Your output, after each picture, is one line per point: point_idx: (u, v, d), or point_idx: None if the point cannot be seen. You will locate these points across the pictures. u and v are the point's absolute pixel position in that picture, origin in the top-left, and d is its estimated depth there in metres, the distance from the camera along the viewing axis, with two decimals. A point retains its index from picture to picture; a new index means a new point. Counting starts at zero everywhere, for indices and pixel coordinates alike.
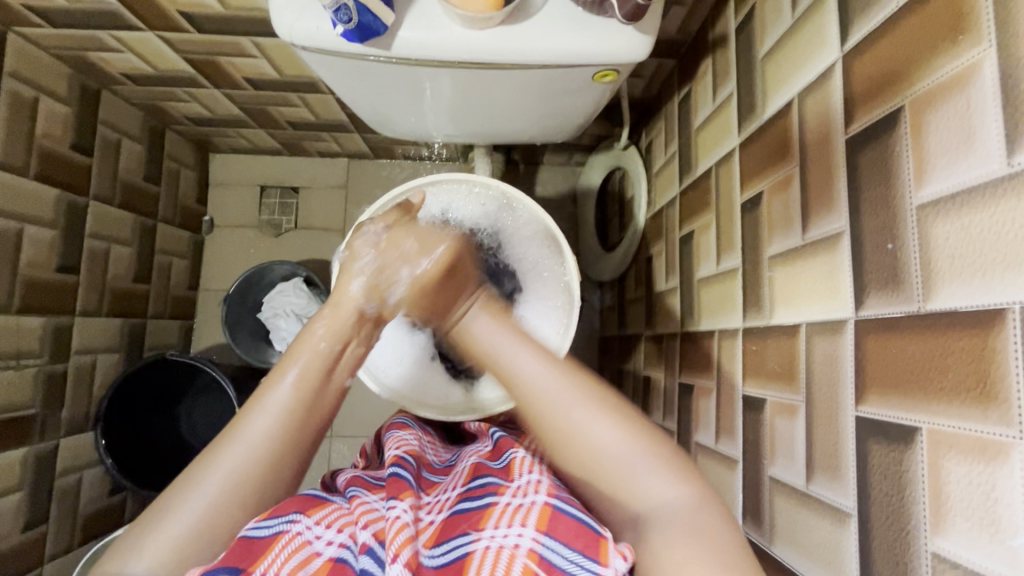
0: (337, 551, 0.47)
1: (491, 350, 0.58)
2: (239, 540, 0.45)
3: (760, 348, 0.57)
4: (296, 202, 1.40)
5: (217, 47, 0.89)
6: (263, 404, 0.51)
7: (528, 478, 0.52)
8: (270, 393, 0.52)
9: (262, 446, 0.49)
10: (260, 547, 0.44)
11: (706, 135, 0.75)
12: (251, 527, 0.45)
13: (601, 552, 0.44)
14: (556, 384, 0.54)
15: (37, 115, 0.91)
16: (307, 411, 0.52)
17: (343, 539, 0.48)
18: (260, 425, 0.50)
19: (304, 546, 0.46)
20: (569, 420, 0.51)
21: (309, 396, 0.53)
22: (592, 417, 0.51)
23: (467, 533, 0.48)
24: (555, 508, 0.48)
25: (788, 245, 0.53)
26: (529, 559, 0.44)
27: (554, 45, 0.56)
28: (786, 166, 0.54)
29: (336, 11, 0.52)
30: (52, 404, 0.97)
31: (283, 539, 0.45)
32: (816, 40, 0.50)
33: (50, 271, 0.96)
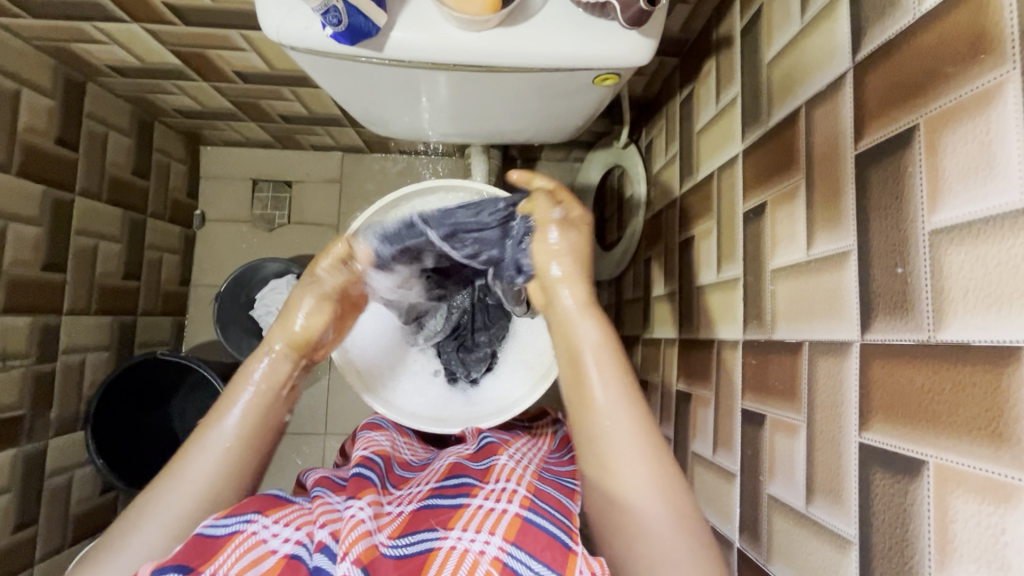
0: (292, 548, 0.47)
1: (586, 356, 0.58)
2: (194, 538, 0.46)
3: (760, 362, 0.56)
4: (290, 196, 1.37)
5: (205, 39, 0.86)
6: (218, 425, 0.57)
7: (503, 485, 0.54)
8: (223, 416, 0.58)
9: (213, 474, 0.55)
10: (217, 545, 0.46)
11: (709, 139, 0.73)
12: (207, 525, 0.47)
13: (567, 566, 0.47)
14: (635, 443, 0.52)
15: (19, 109, 0.88)
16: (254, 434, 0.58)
17: (300, 537, 0.48)
18: (207, 457, 0.55)
19: (258, 544, 0.46)
20: (632, 485, 0.51)
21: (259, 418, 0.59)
22: (654, 488, 0.50)
23: (435, 529, 0.50)
24: (525, 519, 0.50)
25: (792, 258, 0.51)
26: (491, 564, 0.45)
27: (552, 47, 0.53)
28: (791, 177, 0.52)
29: (329, 17, 0.49)
30: (41, 405, 0.95)
31: (238, 538, 0.47)
32: (825, 48, 0.48)
33: (36, 270, 0.93)
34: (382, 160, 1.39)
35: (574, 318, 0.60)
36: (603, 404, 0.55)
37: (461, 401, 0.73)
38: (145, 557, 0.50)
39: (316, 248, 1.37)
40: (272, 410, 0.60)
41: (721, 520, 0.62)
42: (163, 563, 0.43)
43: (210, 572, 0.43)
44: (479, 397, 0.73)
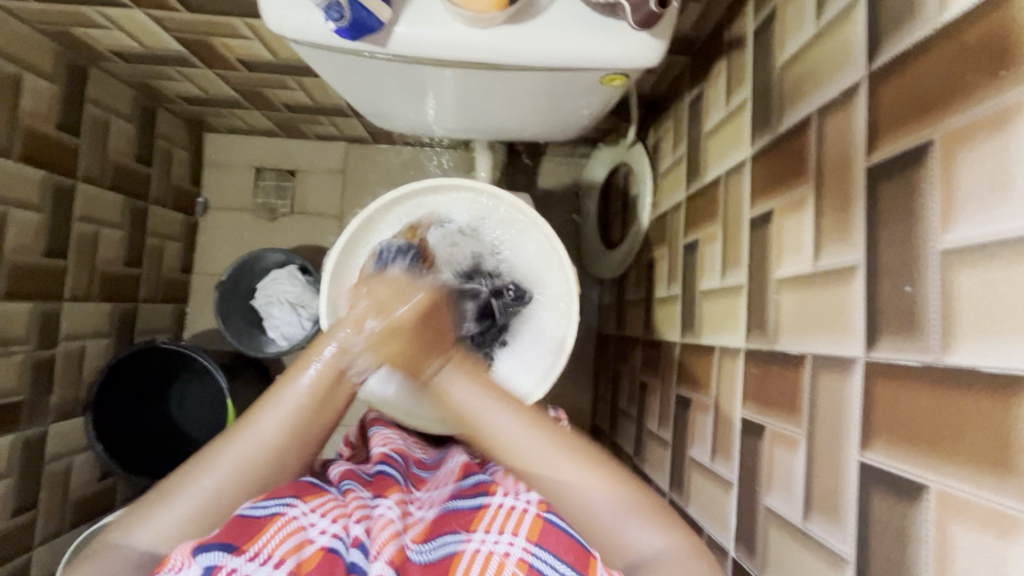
0: (329, 541, 0.47)
1: (467, 406, 0.53)
2: (234, 518, 0.46)
3: (761, 372, 0.56)
4: (293, 185, 1.36)
5: (208, 26, 0.85)
6: (277, 400, 0.52)
7: (523, 479, 0.53)
8: (286, 387, 0.53)
9: (273, 436, 0.51)
10: (259, 526, 0.45)
11: (717, 141, 0.72)
12: (246, 507, 0.46)
13: (589, 569, 0.45)
14: (527, 432, 0.52)
15: (21, 93, 0.88)
16: (324, 405, 0.53)
17: (336, 530, 0.48)
18: (275, 418, 0.51)
19: (297, 531, 0.47)
20: (536, 470, 0.51)
21: (323, 391, 0.53)
22: (558, 461, 0.50)
23: (457, 532, 0.49)
24: (547, 520, 0.48)
25: (798, 270, 0.50)
26: (517, 567, 0.45)
27: (560, 46, 0.52)
28: (800, 186, 0.51)
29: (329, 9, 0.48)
30: (40, 391, 0.95)
31: (280, 521, 0.46)
32: (840, 54, 0.47)
33: (37, 256, 0.93)
34: (386, 151, 1.37)
35: (446, 376, 0.55)
36: (493, 420, 0.52)
37: None
38: (190, 513, 0.48)
39: (319, 239, 1.36)
40: (345, 384, 0.55)
41: (717, 529, 0.62)
42: (203, 543, 0.42)
43: (255, 552, 0.44)
44: None
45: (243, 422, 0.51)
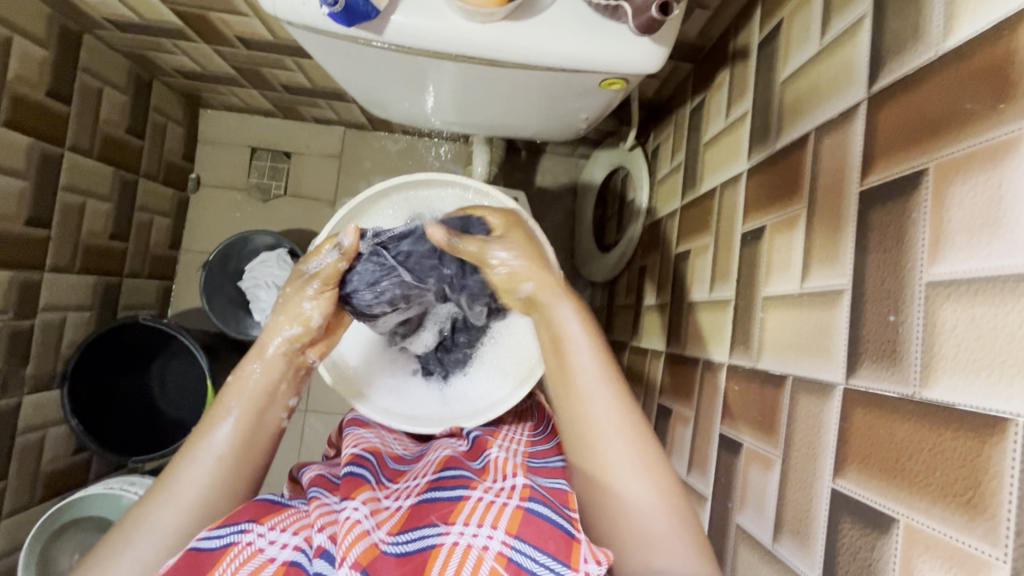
0: (292, 554, 0.47)
1: (575, 344, 0.57)
2: (188, 551, 0.45)
3: (742, 389, 0.55)
4: (288, 167, 1.35)
5: (206, 1, 0.83)
6: (210, 439, 0.55)
7: (506, 483, 0.52)
8: (217, 426, 0.56)
9: (206, 488, 0.53)
10: (208, 560, 0.45)
11: (715, 152, 0.71)
12: (201, 538, 0.46)
13: (571, 555, 0.45)
14: (609, 408, 0.54)
15: (10, 56, 0.85)
16: (248, 448, 0.56)
17: (298, 542, 0.48)
18: (200, 472, 0.54)
19: (255, 555, 0.46)
20: (614, 462, 0.52)
21: (251, 427, 0.57)
22: (628, 451, 0.52)
23: (436, 525, 0.49)
24: (526, 510, 0.48)
25: (786, 289, 0.50)
26: (496, 561, 0.45)
27: (560, 46, 0.51)
28: (792, 205, 0.50)
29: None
30: (16, 362, 0.94)
31: (233, 550, 0.46)
32: (840, 74, 0.46)
33: (17, 224, 0.91)
34: (384, 139, 1.36)
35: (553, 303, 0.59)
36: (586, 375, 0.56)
37: (437, 399, 0.71)
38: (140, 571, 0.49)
39: (311, 223, 1.35)
40: (265, 421, 0.58)
41: None
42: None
43: None
44: (453, 396, 0.71)
45: (179, 469, 0.54)
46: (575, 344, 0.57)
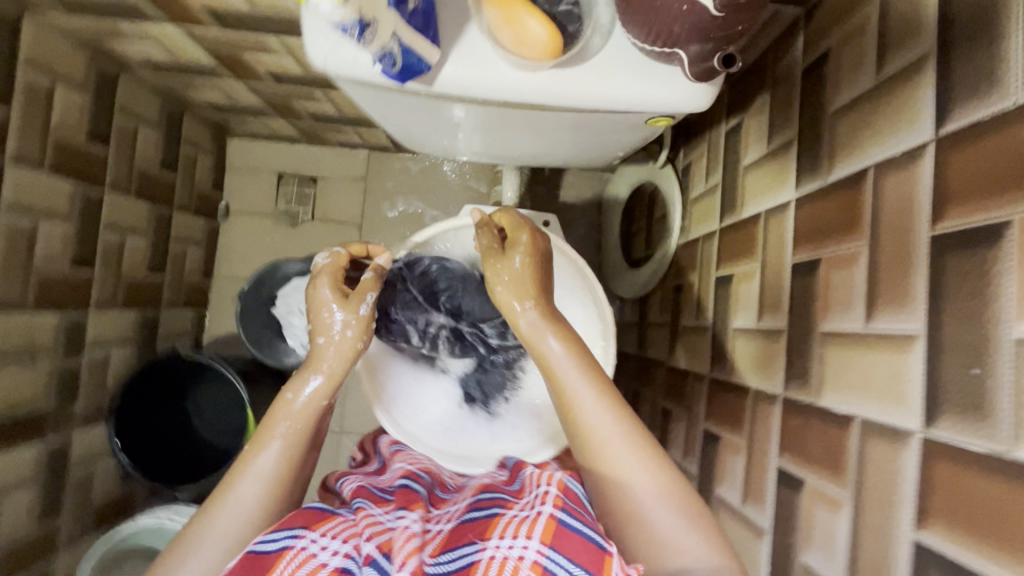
0: (342, 561, 0.46)
1: (562, 370, 0.57)
2: (245, 555, 0.46)
3: (802, 424, 0.55)
4: (314, 193, 1.37)
5: (241, 43, 0.85)
6: (252, 468, 0.57)
7: (539, 491, 0.53)
8: (258, 456, 0.57)
9: (253, 508, 0.55)
10: (267, 562, 0.46)
11: (757, 177, 0.70)
12: (257, 541, 0.47)
13: (604, 569, 0.45)
14: (606, 413, 0.55)
15: (53, 104, 0.87)
16: (294, 473, 0.58)
17: (347, 550, 0.48)
18: (250, 491, 0.56)
19: (308, 559, 0.46)
20: (621, 467, 0.54)
21: (294, 458, 0.59)
22: (630, 451, 0.54)
23: (474, 542, 0.49)
24: (559, 521, 0.48)
25: (847, 328, 0.50)
26: (532, 570, 0.45)
27: (608, 91, 0.51)
28: (851, 244, 0.50)
29: (386, 59, 0.46)
30: (66, 399, 0.96)
31: (288, 554, 0.46)
32: (900, 112, 0.45)
33: (65, 266, 0.93)
34: (408, 159, 1.37)
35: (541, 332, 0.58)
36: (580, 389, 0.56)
37: (486, 435, 0.72)
38: None
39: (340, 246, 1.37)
40: (315, 440, 0.61)
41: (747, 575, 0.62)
42: None
43: None
44: (501, 432, 0.72)
45: (224, 496, 0.56)
46: (564, 367, 0.57)
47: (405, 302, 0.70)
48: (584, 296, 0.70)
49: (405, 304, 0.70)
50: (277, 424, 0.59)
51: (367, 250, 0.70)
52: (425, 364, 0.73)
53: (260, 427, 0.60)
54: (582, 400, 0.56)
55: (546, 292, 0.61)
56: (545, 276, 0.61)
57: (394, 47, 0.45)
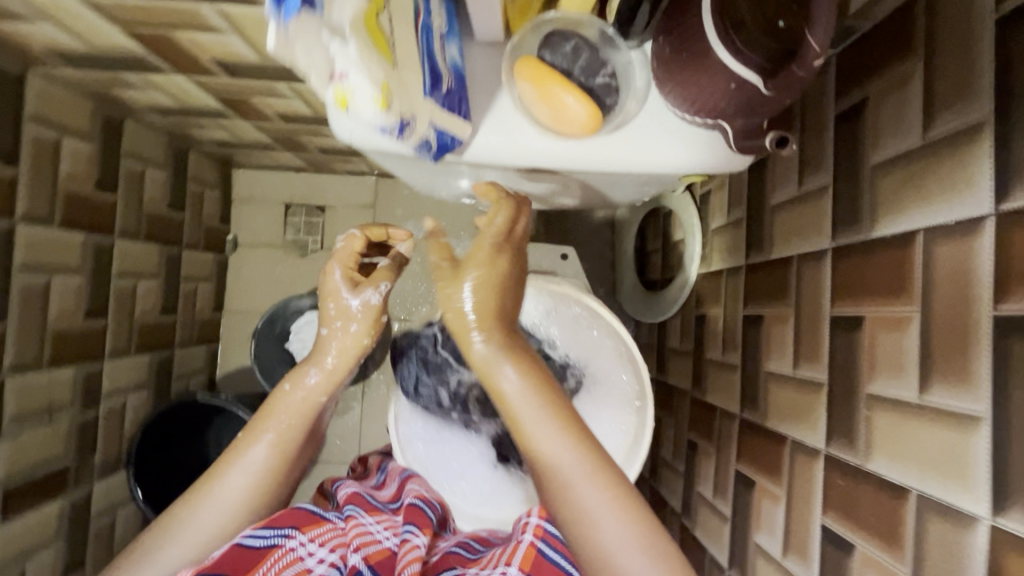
0: (326, 570, 0.50)
1: (517, 401, 0.52)
2: (236, 544, 0.48)
3: (849, 485, 0.54)
4: (322, 221, 1.36)
5: (250, 88, 0.83)
6: (242, 460, 0.61)
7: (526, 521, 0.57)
8: (249, 449, 0.61)
9: (241, 498, 0.59)
10: (258, 555, 0.48)
11: (786, 218, 0.69)
12: (247, 535, 0.49)
13: None
14: (566, 446, 0.51)
15: (60, 158, 0.86)
16: (284, 470, 0.62)
17: (334, 559, 0.51)
18: (240, 480, 0.60)
19: (296, 561, 0.49)
20: (585, 505, 0.49)
21: (285, 454, 0.62)
22: (594, 487, 0.49)
23: (453, 567, 0.54)
24: (539, 550, 0.52)
25: (898, 394, 0.49)
26: None
27: (645, 156, 0.50)
28: (900, 308, 0.49)
29: (422, 147, 0.45)
30: (85, 452, 0.95)
31: (277, 552, 0.49)
32: (953, 178, 0.44)
33: (78, 319, 0.92)
34: None
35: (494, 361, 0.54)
36: (535, 424, 0.51)
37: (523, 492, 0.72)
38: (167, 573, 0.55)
39: None
40: (309, 436, 0.65)
41: None
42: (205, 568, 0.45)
43: None
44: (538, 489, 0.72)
45: (214, 483, 0.60)
46: (519, 398, 0.52)
47: (434, 365, 0.73)
48: (614, 351, 0.67)
49: (435, 367, 0.73)
50: (272, 417, 0.63)
51: (386, 233, 0.71)
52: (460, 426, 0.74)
53: (258, 416, 0.64)
54: (539, 434, 0.51)
55: (502, 317, 0.56)
56: (501, 300, 0.57)
57: (430, 134, 0.44)
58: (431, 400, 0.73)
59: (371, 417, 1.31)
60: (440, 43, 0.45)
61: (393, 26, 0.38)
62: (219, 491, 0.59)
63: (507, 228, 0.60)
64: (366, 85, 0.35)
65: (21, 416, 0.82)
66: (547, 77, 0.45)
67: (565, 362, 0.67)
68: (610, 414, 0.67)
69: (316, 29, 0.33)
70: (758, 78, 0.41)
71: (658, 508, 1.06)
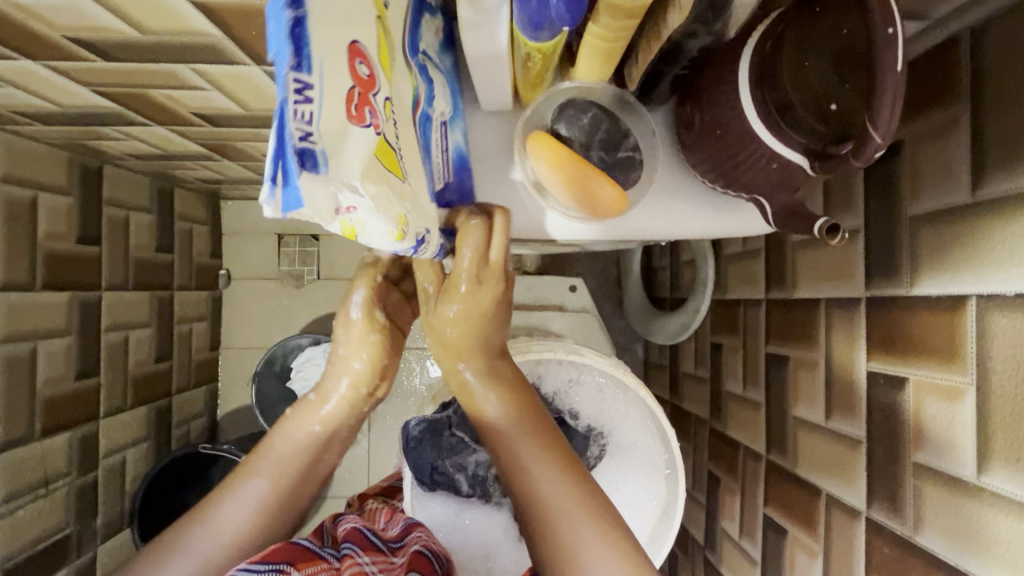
0: None
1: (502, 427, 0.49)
2: None
3: (896, 554, 0.51)
4: (317, 250, 1.29)
5: (234, 135, 0.79)
6: (240, 492, 0.51)
7: None
8: (248, 478, 0.52)
9: (237, 533, 0.50)
10: None
11: (811, 257, 0.65)
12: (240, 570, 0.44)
13: None
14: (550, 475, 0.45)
15: (37, 217, 0.81)
16: (286, 502, 0.52)
17: None
18: (236, 513, 0.50)
19: None
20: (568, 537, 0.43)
21: (290, 481, 0.53)
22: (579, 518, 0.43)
23: None
24: None
25: (952, 469, 0.46)
26: None
27: (678, 226, 0.54)
28: (949, 377, 0.45)
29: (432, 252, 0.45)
30: (86, 517, 0.91)
31: None
32: (1012, 247, 0.41)
33: (69, 382, 0.88)
34: None
35: (482, 388, 0.50)
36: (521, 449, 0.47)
37: None
38: None
39: None
40: (316, 468, 0.55)
41: None
42: None
43: None
44: None
45: (206, 515, 0.50)
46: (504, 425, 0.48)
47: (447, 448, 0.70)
48: (634, 413, 0.68)
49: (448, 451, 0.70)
50: (275, 448, 0.54)
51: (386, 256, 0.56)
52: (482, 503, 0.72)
53: (262, 442, 0.55)
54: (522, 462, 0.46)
55: (491, 342, 0.51)
56: (488, 325, 0.50)
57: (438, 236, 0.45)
58: (449, 485, 0.71)
59: (378, 450, 1.28)
60: (440, 132, 0.47)
61: (398, 138, 0.36)
62: (212, 525, 0.50)
63: (481, 256, 0.48)
64: (380, 222, 0.32)
65: (15, 492, 0.78)
66: (566, 158, 0.47)
67: (589, 431, 0.68)
68: (637, 480, 0.67)
69: (327, 191, 0.29)
70: (803, 158, 0.43)
71: (679, 538, 1.03)
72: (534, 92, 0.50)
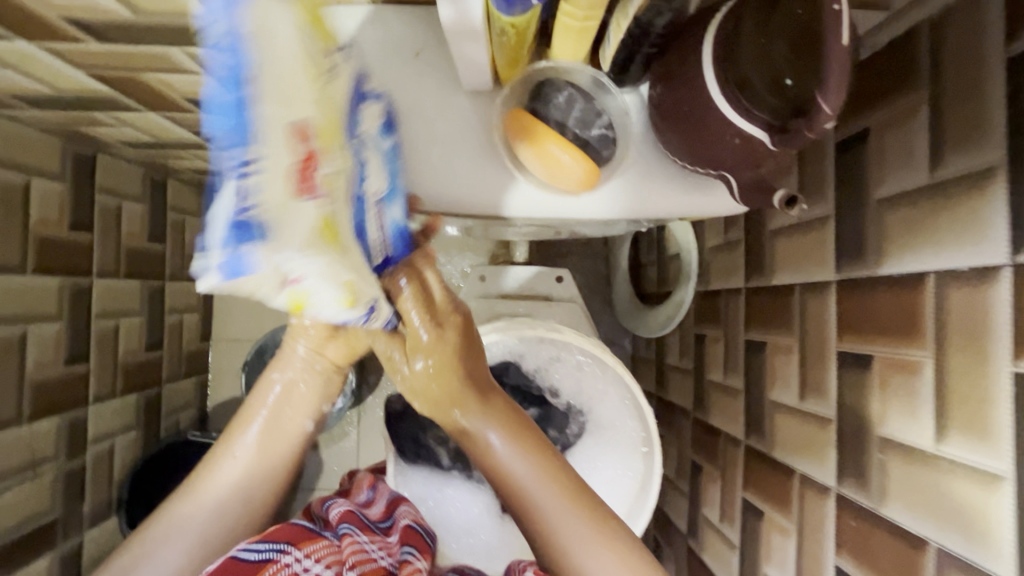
0: None
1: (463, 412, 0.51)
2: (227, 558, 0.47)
3: (863, 527, 0.53)
4: None
5: None
6: (238, 442, 0.57)
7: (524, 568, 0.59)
8: (243, 429, 0.57)
9: (240, 479, 0.56)
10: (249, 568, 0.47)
11: (787, 244, 0.67)
12: (241, 550, 0.48)
13: None
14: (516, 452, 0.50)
15: (30, 202, 0.82)
16: (275, 450, 0.57)
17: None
18: (236, 462, 0.56)
19: None
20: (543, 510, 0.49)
21: (276, 430, 0.58)
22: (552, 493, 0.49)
23: None
24: None
25: (913, 440, 0.47)
26: None
27: (650, 205, 0.56)
28: (910, 351, 0.47)
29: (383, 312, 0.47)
30: (73, 503, 0.92)
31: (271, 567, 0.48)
32: (964, 223, 0.43)
33: (59, 367, 0.88)
34: None
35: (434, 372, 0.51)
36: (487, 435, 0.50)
37: None
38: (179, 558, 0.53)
39: None
40: (296, 419, 0.58)
41: None
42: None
43: None
44: None
45: (211, 468, 0.57)
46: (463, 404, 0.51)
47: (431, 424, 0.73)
48: (612, 391, 0.70)
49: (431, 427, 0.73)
50: (259, 401, 0.58)
51: None
52: (464, 479, 0.74)
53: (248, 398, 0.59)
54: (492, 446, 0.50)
55: (441, 324, 0.52)
56: (439, 321, 0.51)
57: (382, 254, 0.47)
58: (432, 459, 0.73)
59: (367, 442, 1.29)
60: (378, 215, 0.45)
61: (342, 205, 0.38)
62: (217, 475, 0.56)
63: (425, 303, 0.51)
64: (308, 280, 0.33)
65: (3, 474, 0.79)
66: (542, 137, 0.50)
67: (568, 409, 0.73)
68: (615, 456, 0.70)
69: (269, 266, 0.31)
70: (764, 132, 0.45)
71: (663, 528, 1.04)
72: (512, 72, 0.51)
